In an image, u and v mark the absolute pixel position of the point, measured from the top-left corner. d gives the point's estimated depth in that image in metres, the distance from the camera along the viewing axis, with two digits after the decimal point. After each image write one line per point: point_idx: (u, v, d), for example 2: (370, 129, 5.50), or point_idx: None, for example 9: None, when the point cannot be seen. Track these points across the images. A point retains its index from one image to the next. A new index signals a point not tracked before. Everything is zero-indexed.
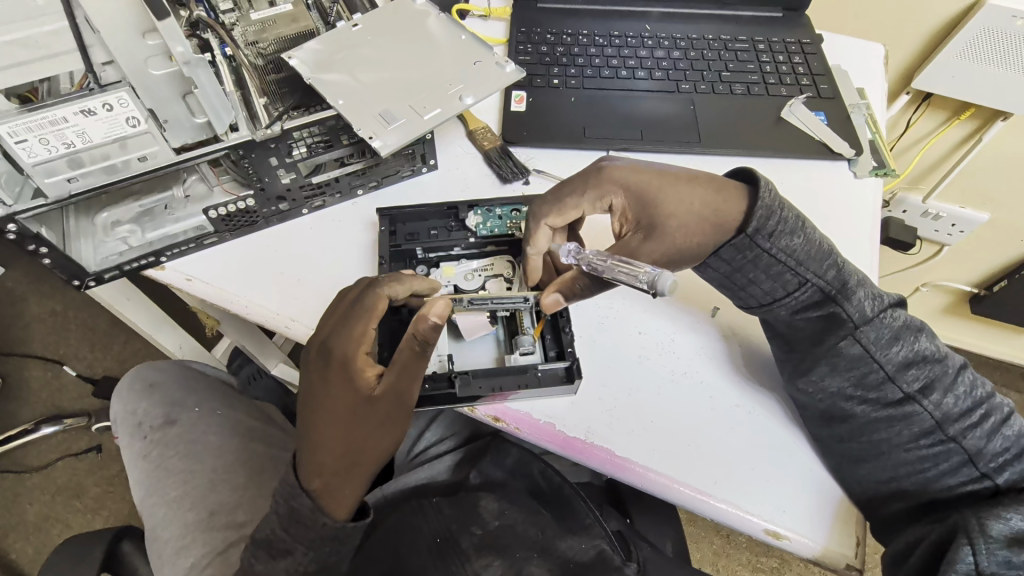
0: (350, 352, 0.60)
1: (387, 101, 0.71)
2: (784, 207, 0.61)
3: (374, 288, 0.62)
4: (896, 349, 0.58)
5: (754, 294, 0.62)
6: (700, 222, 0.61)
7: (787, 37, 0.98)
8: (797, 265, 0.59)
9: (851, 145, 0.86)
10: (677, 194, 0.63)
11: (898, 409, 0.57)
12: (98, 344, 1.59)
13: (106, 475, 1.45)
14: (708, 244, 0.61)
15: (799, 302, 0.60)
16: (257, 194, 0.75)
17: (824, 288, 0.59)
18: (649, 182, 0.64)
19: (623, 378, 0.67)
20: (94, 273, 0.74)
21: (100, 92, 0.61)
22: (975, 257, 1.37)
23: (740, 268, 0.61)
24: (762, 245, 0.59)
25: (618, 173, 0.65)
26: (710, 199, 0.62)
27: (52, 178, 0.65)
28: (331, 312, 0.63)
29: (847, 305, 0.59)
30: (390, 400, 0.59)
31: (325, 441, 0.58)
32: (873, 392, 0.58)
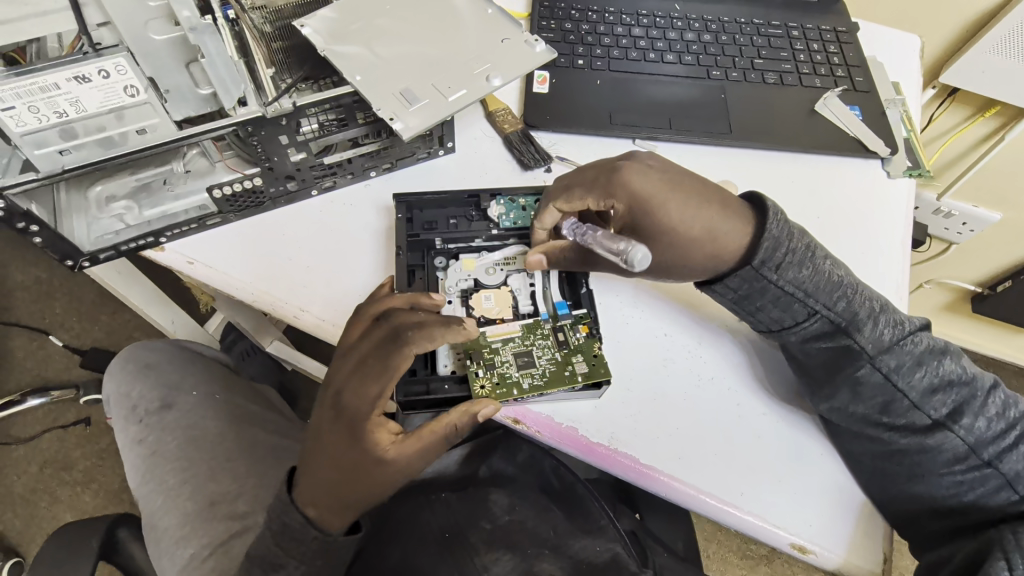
0: (367, 410, 0.56)
1: (408, 79, 0.65)
2: (793, 237, 0.58)
3: (404, 345, 0.55)
4: (919, 376, 0.56)
5: (763, 319, 0.60)
6: (698, 253, 0.57)
7: (821, 24, 0.93)
8: (806, 295, 0.57)
9: (887, 144, 0.83)
10: (679, 214, 0.57)
11: (928, 437, 0.56)
12: (86, 314, 1.53)
13: (95, 449, 1.41)
14: (706, 273, 0.58)
15: (810, 331, 0.58)
16: (264, 173, 0.70)
17: (833, 319, 0.57)
18: (651, 195, 0.57)
19: (648, 383, 0.65)
20: (88, 253, 0.69)
21: (95, 57, 0.56)
22: (984, 256, 1.36)
23: (748, 296, 0.58)
24: (768, 277, 0.57)
25: (624, 179, 0.58)
26: (713, 224, 0.57)
27: (42, 150, 0.60)
28: (355, 349, 0.58)
29: (860, 336, 0.57)
30: (400, 466, 0.56)
31: (325, 478, 0.56)
32: (898, 418, 0.57)
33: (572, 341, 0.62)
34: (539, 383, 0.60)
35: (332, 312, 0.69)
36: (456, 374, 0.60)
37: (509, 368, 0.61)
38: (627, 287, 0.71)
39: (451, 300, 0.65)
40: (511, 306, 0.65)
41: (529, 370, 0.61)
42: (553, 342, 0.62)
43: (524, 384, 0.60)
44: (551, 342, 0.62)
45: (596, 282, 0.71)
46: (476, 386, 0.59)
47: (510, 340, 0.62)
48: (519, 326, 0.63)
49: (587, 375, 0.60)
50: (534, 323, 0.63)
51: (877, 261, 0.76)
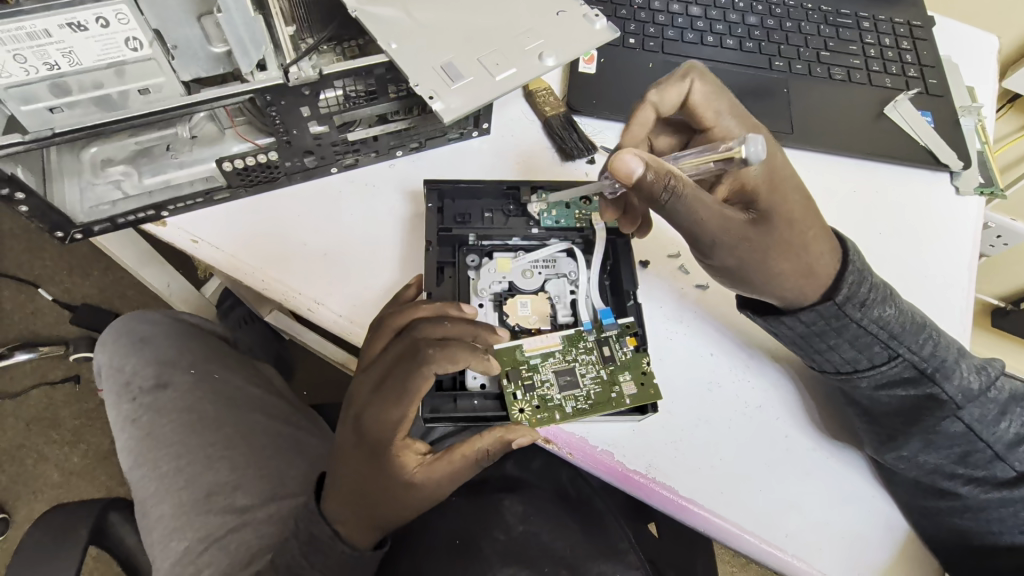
0: (388, 432, 0.53)
1: (451, 52, 0.57)
2: (872, 274, 0.55)
3: (424, 368, 0.50)
4: (1005, 426, 0.52)
5: (835, 358, 0.55)
6: (794, 258, 0.52)
7: (894, 15, 0.85)
8: (890, 337, 0.53)
9: (958, 156, 0.76)
10: (800, 220, 0.53)
11: (1012, 491, 0.52)
12: (76, 269, 1.45)
13: (85, 409, 1.36)
14: (787, 290, 0.53)
15: (886, 376, 0.54)
16: (281, 147, 0.63)
17: (918, 364, 0.52)
18: (787, 174, 0.56)
19: (694, 410, 0.60)
20: (81, 225, 0.62)
21: (92, 3, 0.48)
22: (1013, 272, 1.31)
23: (821, 332, 0.54)
24: (850, 315, 0.53)
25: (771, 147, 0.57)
26: (814, 237, 0.53)
27: (29, 106, 0.53)
28: (374, 368, 0.54)
29: (947, 384, 0.52)
30: (427, 491, 0.54)
31: (352, 504, 0.54)
32: (978, 468, 0.52)
33: (620, 357, 0.57)
34: (584, 407, 0.55)
35: (352, 309, 0.63)
36: (490, 392, 0.56)
37: (551, 389, 0.56)
38: (673, 297, 0.65)
39: (482, 304, 0.59)
40: (548, 316, 0.60)
41: (573, 392, 0.56)
42: (598, 357, 0.57)
43: (567, 408, 0.55)
44: (595, 358, 0.57)
45: (642, 289, 0.65)
46: (515, 410, 0.54)
47: (550, 355, 0.57)
48: (560, 338, 0.57)
49: (635, 397, 0.56)
50: (576, 335, 0.58)
51: (940, 284, 0.71)
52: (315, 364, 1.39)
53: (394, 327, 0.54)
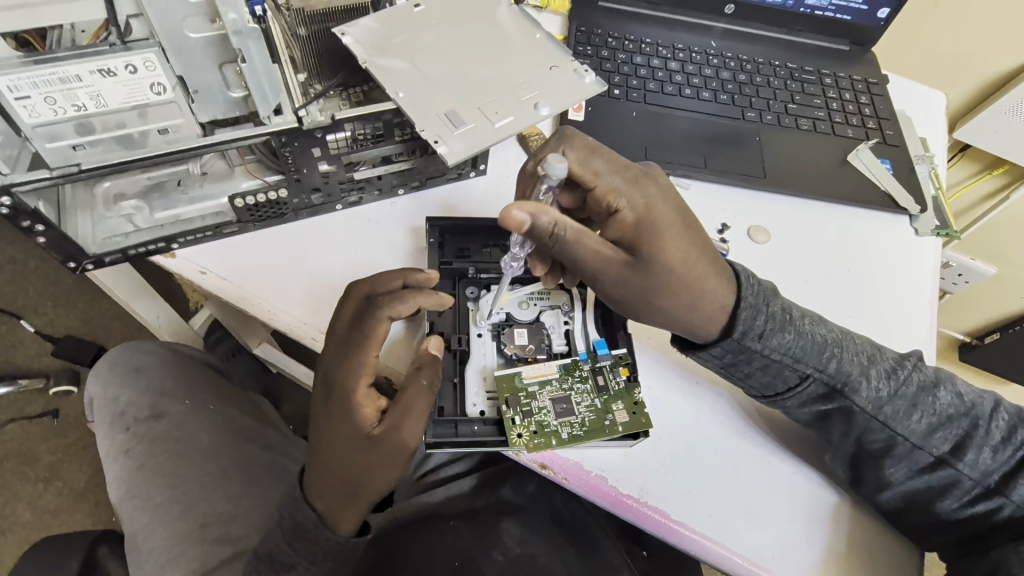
0: (353, 381, 0.55)
1: (455, 100, 0.62)
2: (770, 301, 0.59)
3: (376, 309, 0.56)
4: (916, 418, 0.56)
5: (755, 384, 0.60)
6: (675, 288, 0.56)
7: (852, 73, 0.94)
8: (795, 362, 0.57)
9: (915, 200, 0.83)
10: (680, 252, 0.56)
11: (931, 474, 0.56)
12: (61, 302, 1.44)
13: (61, 444, 1.31)
14: (676, 320, 0.57)
15: (805, 395, 0.59)
16: (291, 184, 0.67)
17: (827, 382, 0.57)
18: (667, 215, 0.57)
19: (680, 436, 0.63)
20: (93, 256, 0.65)
21: (123, 51, 0.52)
22: (974, 308, 1.39)
23: (734, 363, 0.59)
24: (752, 347, 0.57)
25: (650, 188, 0.58)
26: (700, 263, 0.57)
27: (54, 144, 0.56)
28: (331, 334, 0.59)
29: (855, 396, 0.56)
30: (391, 442, 0.55)
31: (325, 470, 0.56)
32: (900, 459, 0.57)
33: (612, 387, 0.60)
34: (579, 433, 0.58)
35: None
36: (489, 418, 0.58)
37: (547, 415, 0.58)
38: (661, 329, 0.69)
39: (481, 333, 0.62)
40: (544, 344, 0.62)
41: (569, 419, 0.58)
42: (593, 386, 0.60)
43: (563, 434, 0.58)
44: (590, 386, 0.60)
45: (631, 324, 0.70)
46: (514, 434, 0.57)
47: (547, 383, 0.60)
48: (557, 367, 0.60)
49: (627, 425, 0.59)
50: (572, 363, 0.61)
51: (901, 317, 0.76)
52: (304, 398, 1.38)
53: (359, 295, 0.59)
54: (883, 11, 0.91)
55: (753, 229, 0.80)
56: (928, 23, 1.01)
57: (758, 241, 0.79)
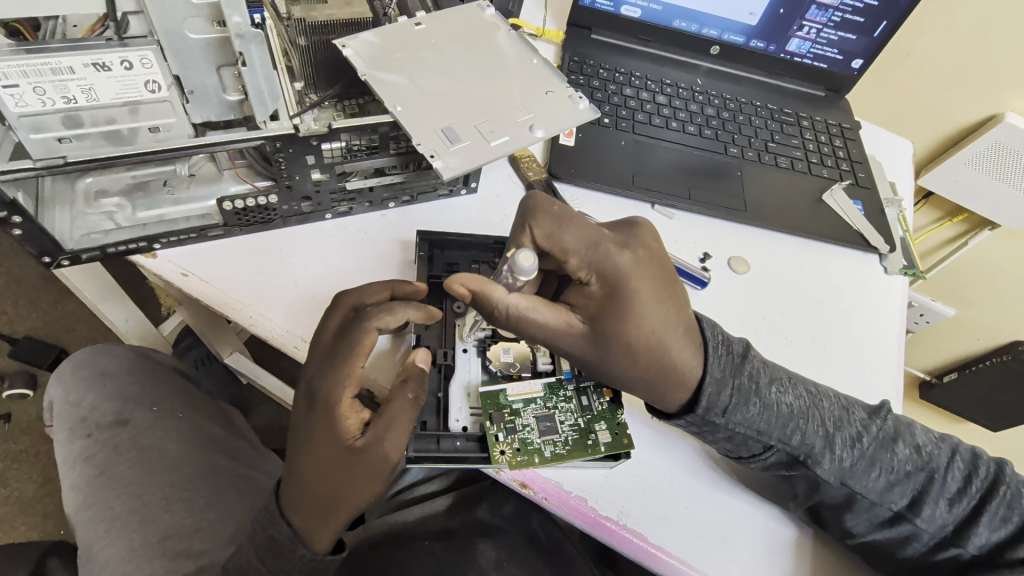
0: (336, 392, 0.55)
1: (452, 117, 0.63)
2: (736, 375, 0.58)
3: (363, 321, 0.55)
4: (875, 478, 0.57)
5: (720, 447, 0.61)
6: (639, 364, 0.56)
7: (828, 118, 0.99)
8: (759, 434, 0.58)
9: (885, 240, 0.87)
10: (647, 327, 0.56)
11: (892, 527, 0.58)
12: (23, 300, 1.38)
13: (10, 450, 1.24)
14: (639, 391, 0.58)
15: (768, 462, 0.60)
16: (281, 191, 0.66)
17: (790, 453, 0.58)
18: (638, 290, 0.57)
19: (659, 458, 0.64)
20: (70, 251, 0.63)
21: (120, 47, 0.52)
22: (933, 348, 1.45)
23: (698, 431, 0.60)
24: (714, 421, 0.58)
25: (622, 260, 0.58)
26: (670, 338, 0.57)
27: (38, 135, 0.55)
28: (315, 345, 0.58)
29: (818, 467, 0.57)
30: (372, 456, 0.54)
31: (304, 483, 0.54)
32: (862, 513, 0.58)
33: (596, 408, 0.60)
34: (562, 452, 0.58)
35: None
36: (471, 433, 0.58)
37: (531, 433, 0.58)
38: None
39: (466, 348, 0.62)
40: (529, 363, 0.62)
41: (552, 438, 0.58)
42: (577, 406, 0.60)
43: (546, 452, 0.58)
44: (574, 406, 0.60)
45: None
46: (497, 452, 0.56)
47: (532, 401, 0.60)
48: (542, 385, 0.60)
49: (609, 445, 0.59)
50: (557, 383, 0.61)
51: (870, 351, 0.79)
52: (273, 411, 1.35)
53: (348, 304, 0.59)
54: (856, 61, 0.97)
55: (733, 260, 0.82)
56: (897, 74, 1.08)
57: (738, 272, 0.81)
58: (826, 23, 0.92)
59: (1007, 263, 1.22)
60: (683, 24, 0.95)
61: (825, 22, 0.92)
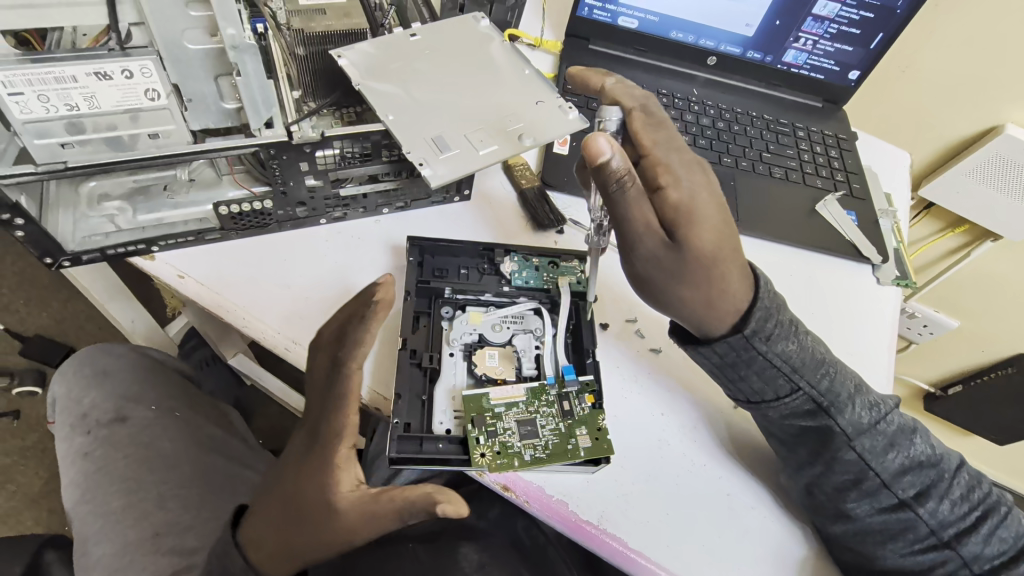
0: (327, 445, 0.57)
1: (441, 126, 0.65)
2: (782, 309, 0.59)
3: (364, 386, 0.56)
4: (892, 456, 0.57)
5: (742, 389, 0.59)
6: (702, 273, 0.56)
7: (824, 128, 1.00)
8: (792, 371, 0.57)
9: (878, 251, 0.87)
10: (713, 245, 0.56)
11: (892, 514, 0.57)
12: (36, 299, 1.41)
13: (18, 446, 1.27)
14: (698, 306, 0.56)
15: (791, 408, 0.58)
16: (276, 196, 0.68)
17: (816, 399, 0.57)
18: (706, 207, 0.58)
19: (642, 464, 0.64)
20: (71, 252, 0.65)
21: (121, 56, 0.54)
22: (937, 360, 1.44)
23: (731, 363, 0.58)
24: (757, 348, 0.56)
25: (697, 179, 0.60)
26: (727, 257, 0.57)
27: (43, 140, 0.57)
28: (314, 374, 0.60)
29: (840, 418, 0.57)
30: (334, 520, 0.55)
31: (276, 507, 0.60)
32: (866, 495, 0.57)
33: (578, 412, 0.61)
34: (541, 456, 0.59)
35: None
36: (454, 436, 0.59)
37: (512, 437, 0.59)
38: (632, 359, 0.71)
39: (453, 352, 0.64)
40: (514, 367, 0.64)
41: (532, 441, 0.59)
42: (559, 410, 0.61)
43: (525, 455, 0.59)
44: (556, 410, 0.61)
45: (602, 352, 0.71)
46: (477, 453, 0.58)
47: (513, 404, 0.61)
48: (527, 389, 0.62)
49: (589, 450, 0.60)
50: (540, 388, 0.62)
51: (860, 361, 0.79)
52: (274, 412, 1.36)
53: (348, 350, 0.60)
54: (854, 72, 0.97)
55: None
56: (895, 85, 1.08)
57: None
58: (822, 35, 0.92)
59: (1010, 275, 1.21)
60: (680, 35, 0.96)
61: (821, 34, 0.92)
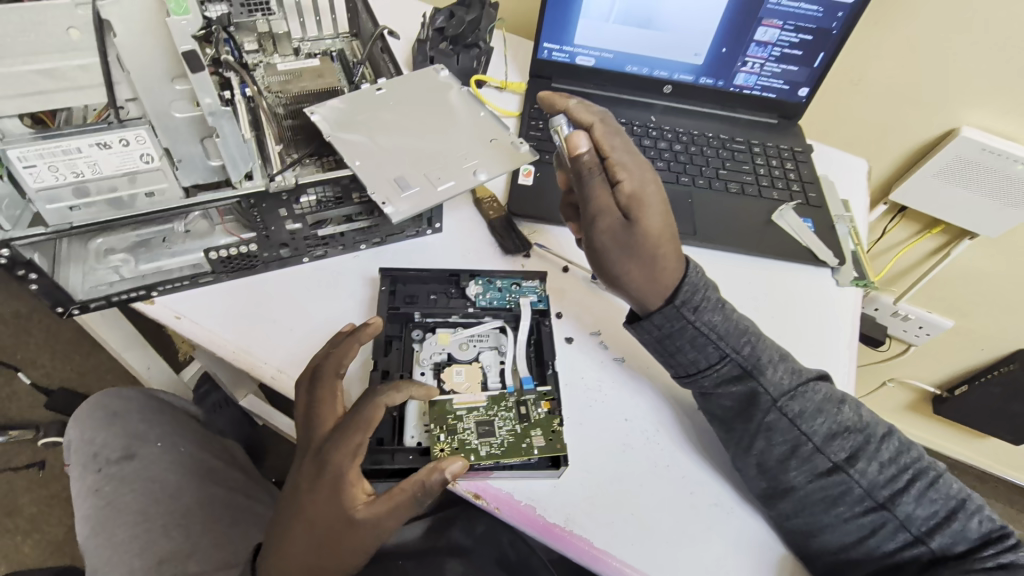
0: (343, 467, 0.58)
1: (403, 168, 0.72)
2: (707, 288, 0.69)
3: (374, 399, 0.59)
4: (820, 422, 0.63)
5: (680, 362, 0.68)
6: (647, 253, 0.67)
7: (781, 143, 1.05)
8: (718, 338, 0.66)
9: (835, 255, 0.91)
10: (658, 230, 0.67)
11: (828, 479, 0.61)
12: (60, 353, 1.50)
13: (44, 495, 1.33)
14: (641, 281, 0.67)
15: (721, 374, 0.66)
16: (260, 239, 0.75)
17: (741, 363, 0.65)
18: (652, 198, 0.68)
19: (605, 468, 0.67)
20: (79, 301, 0.72)
21: (118, 128, 0.62)
22: (935, 360, 1.44)
23: (668, 334, 0.67)
24: (686, 317, 0.66)
25: (645, 174, 0.70)
26: (667, 241, 0.68)
27: (55, 205, 0.65)
28: (321, 405, 0.62)
29: (763, 379, 0.64)
30: (364, 533, 0.57)
31: (295, 546, 0.59)
32: (803, 461, 0.62)
33: (533, 416, 0.66)
34: (496, 453, 0.64)
35: None
36: (421, 445, 0.64)
37: (470, 436, 0.64)
38: (596, 369, 0.75)
39: (424, 372, 0.69)
40: (481, 382, 0.69)
41: (489, 439, 0.64)
42: (516, 415, 0.67)
43: (481, 451, 0.64)
44: (513, 415, 0.67)
45: (562, 362, 0.75)
46: (437, 449, 0.63)
47: (474, 408, 0.66)
48: (487, 395, 0.67)
49: (542, 450, 0.64)
50: (500, 395, 0.68)
51: (824, 362, 0.82)
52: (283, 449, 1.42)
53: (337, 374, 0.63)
54: (803, 89, 1.03)
55: None
56: (849, 98, 1.14)
57: None
58: (767, 58, 0.99)
59: (990, 271, 1.23)
60: (635, 68, 1.03)
61: (767, 57, 0.99)
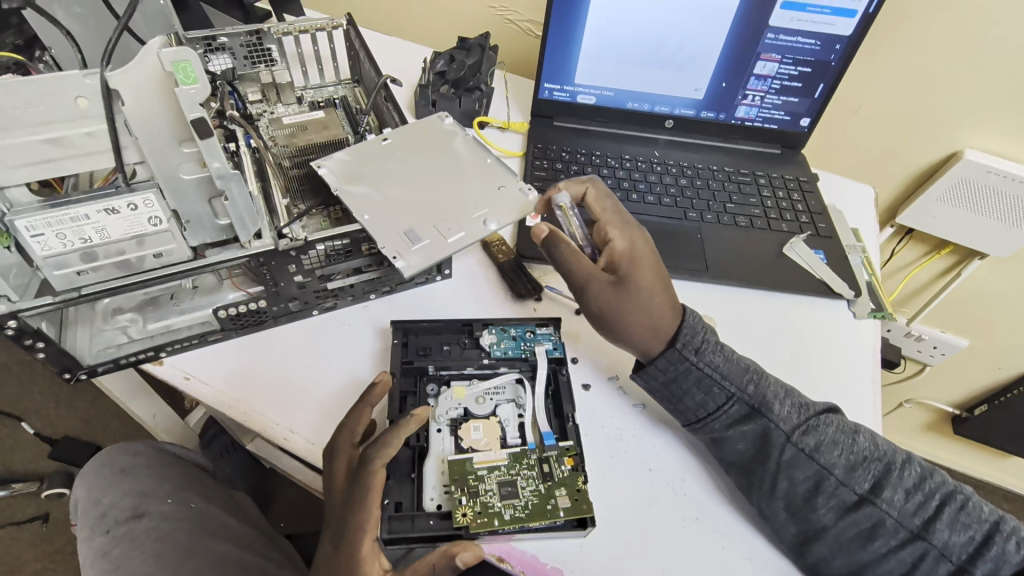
0: (353, 543, 0.56)
1: (413, 220, 0.71)
2: (707, 331, 0.70)
3: (375, 470, 0.58)
4: (838, 454, 0.63)
5: (688, 407, 0.68)
6: (643, 301, 0.68)
7: (786, 173, 1.05)
8: (723, 379, 0.66)
9: (850, 285, 0.90)
10: (652, 281, 0.69)
11: (857, 512, 0.61)
12: (64, 403, 1.48)
13: (47, 552, 1.30)
14: (639, 330, 0.68)
15: (731, 416, 0.66)
16: (269, 295, 0.74)
17: (749, 402, 0.65)
18: (643, 252, 0.71)
19: (631, 524, 0.65)
20: (87, 366, 0.71)
21: (126, 193, 0.61)
22: (953, 381, 1.42)
23: (674, 379, 0.67)
24: (689, 359, 0.67)
25: (635, 232, 0.74)
26: (662, 290, 0.70)
27: (61, 271, 0.64)
28: (332, 480, 0.62)
29: (773, 416, 0.64)
30: None
31: None
32: (829, 497, 0.61)
33: (557, 474, 0.64)
34: (521, 516, 0.61)
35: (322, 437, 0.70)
36: (443, 510, 0.62)
37: (492, 497, 0.62)
38: (615, 417, 0.73)
39: (440, 428, 0.67)
40: (499, 437, 0.67)
41: (512, 501, 0.62)
42: (539, 473, 0.64)
43: (505, 514, 0.61)
44: (537, 473, 0.64)
45: (580, 412, 0.73)
46: (459, 513, 0.60)
47: (495, 468, 0.64)
48: (507, 453, 0.65)
49: (569, 510, 0.62)
50: (520, 452, 0.66)
51: (847, 397, 0.80)
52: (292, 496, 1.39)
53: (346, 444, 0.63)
54: (805, 119, 1.03)
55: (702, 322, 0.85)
56: (851, 125, 1.14)
57: None
58: (767, 90, 0.99)
59: (1003, 291, 1.21)
60: (636, 105, 1.04)
61: (767, 90, 0.99)
